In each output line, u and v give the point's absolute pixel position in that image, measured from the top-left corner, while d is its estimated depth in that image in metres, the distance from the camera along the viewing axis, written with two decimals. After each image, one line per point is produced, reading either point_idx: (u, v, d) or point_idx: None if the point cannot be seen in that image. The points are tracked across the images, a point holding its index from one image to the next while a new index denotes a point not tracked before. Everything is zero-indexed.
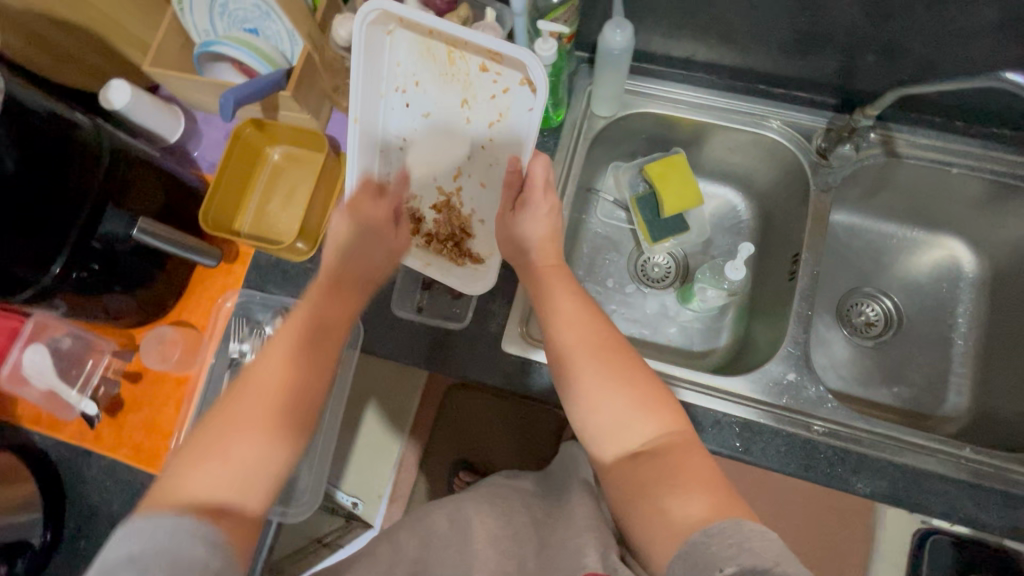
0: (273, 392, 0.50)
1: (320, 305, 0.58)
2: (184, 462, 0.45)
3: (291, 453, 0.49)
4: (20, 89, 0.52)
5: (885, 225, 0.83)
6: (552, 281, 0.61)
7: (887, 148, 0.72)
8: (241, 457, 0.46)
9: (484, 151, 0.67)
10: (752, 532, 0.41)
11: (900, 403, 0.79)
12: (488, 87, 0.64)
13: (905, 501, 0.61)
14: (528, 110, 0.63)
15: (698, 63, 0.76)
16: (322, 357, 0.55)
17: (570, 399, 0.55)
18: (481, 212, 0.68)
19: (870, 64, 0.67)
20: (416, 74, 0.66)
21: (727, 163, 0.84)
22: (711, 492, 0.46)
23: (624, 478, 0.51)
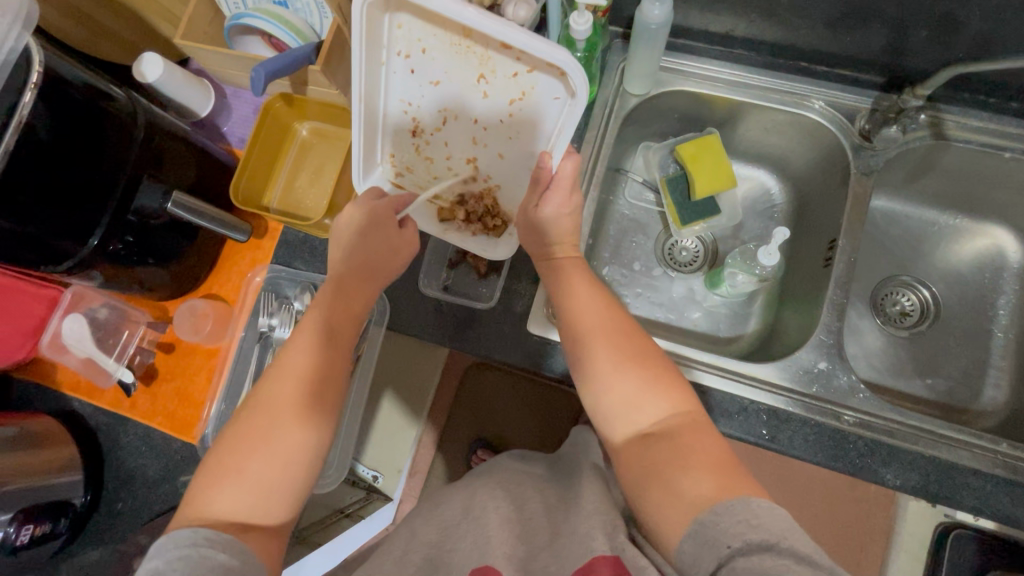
0: (282, 403, 0.52)
1: (325, 311, 0.59)
2: (208, 478, 0.49)
3: (312, 450, 0.52)
4: (60, 62, 0.52)
5: (926, 211, 0.80)
6: (568, 267, 0.61)
7: (936, 131, 0.69)
8: (258, 470, 0.49)
9: (502, 126, 0.61)
10: (759, 509, 0.43)
11: (934, 395, 0.77)
12: (509, 65, 0.56)
13: (937, 496, 0.60)
14: (555, 98, 0.57)
15: (737, 39, 0.72)
16: (329, 363, 0.55)
17: (581, 381, 0.56)
18: (499, 179, 0.65)
19: (922, 41, 0.63)
20: (422, 41, 0.57)
21: (762, 145, 0.82)
22: (720, 473, 0.47)
23: (632, 457, 0.51)
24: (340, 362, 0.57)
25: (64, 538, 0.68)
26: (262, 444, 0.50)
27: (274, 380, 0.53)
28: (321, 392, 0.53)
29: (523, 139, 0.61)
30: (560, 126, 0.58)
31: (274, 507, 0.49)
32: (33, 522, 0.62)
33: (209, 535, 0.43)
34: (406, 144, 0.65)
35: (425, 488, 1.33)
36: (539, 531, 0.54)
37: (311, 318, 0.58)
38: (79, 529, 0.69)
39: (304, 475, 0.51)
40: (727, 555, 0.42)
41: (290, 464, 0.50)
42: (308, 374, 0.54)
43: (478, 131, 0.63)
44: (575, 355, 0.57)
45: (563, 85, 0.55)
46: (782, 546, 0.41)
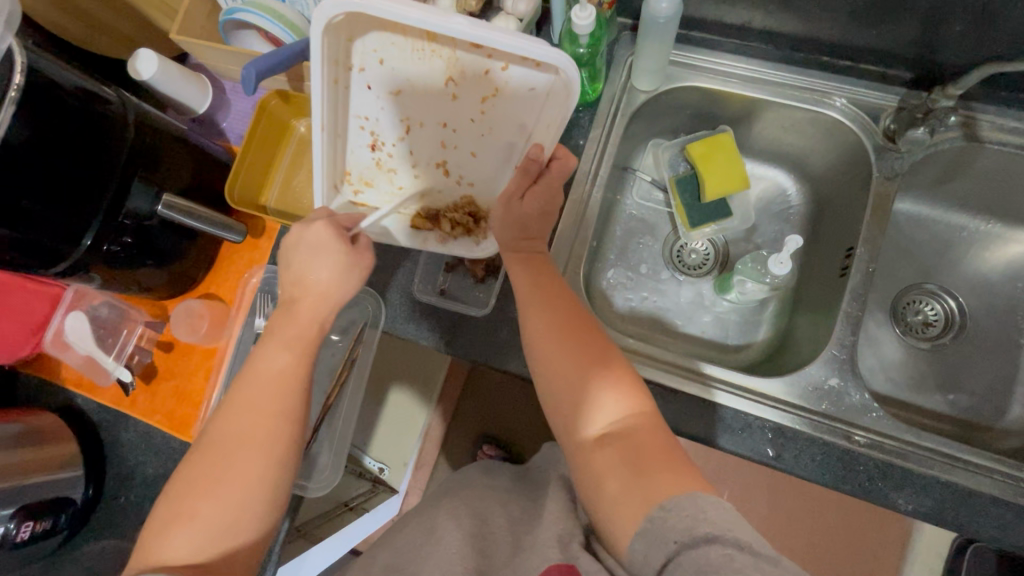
0: (232, 442, 0.49)
1: (284, 334, 0.53)
2: (164, 518, 0.48)
3: (268, 487, 0.49)
4: (46, 63, 0.51)
5: (955, 216, 0.75)
6: (530, 259, 0.60)
7: (968, 132, 0.64)
8: (210, 512, 0.47)
9: (473, 125, 0.61)
10: (707, 504, 0.44)
11: (955, 411, 0.73)
12: (477, 64, 0.57)
13: (950, 523, 0.57)
14: (528, 90, 0.57)
15: (754, 31, 0.68)
16: (284, 398, 0.51)
17: (540, 379, 0.55)
18: (471, 177, 0.63)
19: (955, 35, 0.58)
20: (380, 52, 0.57)
21: (780, 143, 0.77)
22: (669, 469, 0.48)
23: (588, 454, 0.51)
24: (300, 394, 0.52)
25: (68, 531, 0.68)
26: (213, 485, 0.48)
27: (228, 415, 0.51)
28: (273, 430, 0.50)
29: (496, 136, 0.61)
30: (540, 114, 0.58)
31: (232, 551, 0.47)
32: (33, 519, 0.63)
33: None
34: (367, 157, 0.63)
35: (431, 482, 1.33)
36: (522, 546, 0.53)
37: (267, 343, 0.53)
38: (81, 522, 0.70)
39: (260, 514, 0.49)
40: (674, 551, 0.43)
41: (244, 503, 0.48)
42: (260, 412, 0.50)
43: (447, 135, 0.62)
44: (530, 352, 0.56)
45: (535, 76, 0.56)
46: (727, 536, 0.42)
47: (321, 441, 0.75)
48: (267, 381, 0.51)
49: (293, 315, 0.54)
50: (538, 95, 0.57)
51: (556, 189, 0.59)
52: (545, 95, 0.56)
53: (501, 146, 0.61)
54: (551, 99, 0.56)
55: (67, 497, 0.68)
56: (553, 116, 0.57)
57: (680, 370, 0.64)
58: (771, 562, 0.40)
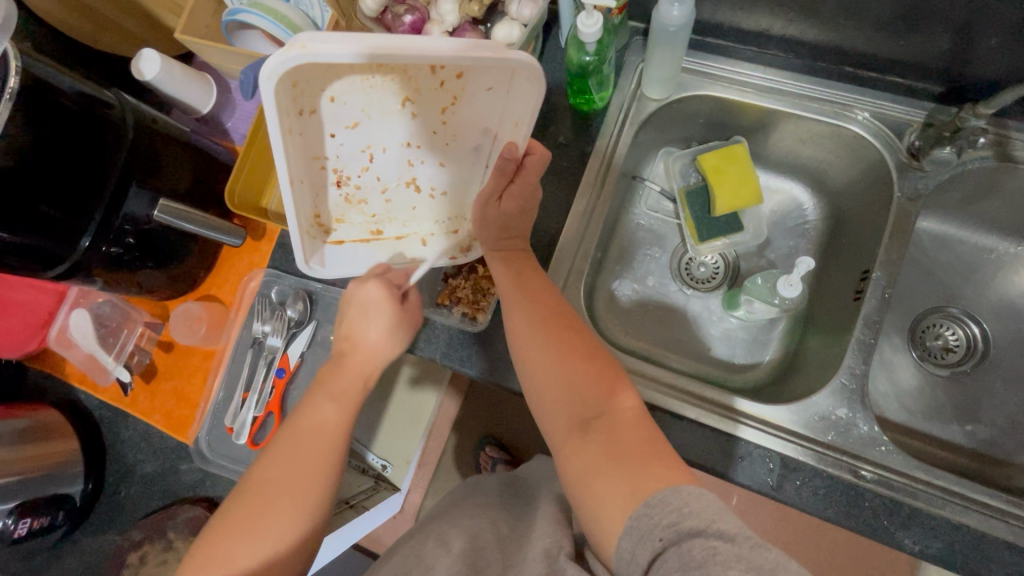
0: (278, 492, 0.48)
1: (331, 387, 0.55)
2: (193, 566, 0.46)
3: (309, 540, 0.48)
4: (41, 64, 0.51)
5: (982, 236, 0.71)
6: (516, 260, 0.60)
7: (999, 151, 0.60)
8: (247, 561, 0.45)
9: (436, 137, 0.59)
10: (689, 496, 0.41)
11: (973, 444, 0.69)
12: (432, 79, 0.53)
13: (962, 568, 0.54)
14: (488, 89, 0.54)
15: (773, 38, 0.64)
16: (331, 444, 0.52)
17: (527, 374, 0.55)
18: (441, 187, 0.63)
19: (991, 49, 0.54)
20: (328, 88, 0.53)
21: (797, 155, 0.74)
22: (653, 462, 0.45)
23: (572, 446, 0.49)
24: (342, 454, 0.52)
25: (63, 528, 0.70)
26: (250, 536, 0.46)
27: (268, 465, 0.50)
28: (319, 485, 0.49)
29: (463, 143, 0.60)
30: (508, 108, 0.55)
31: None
32: (32, 515, 0.64)
33: None
34: (336, 196, 0.61)
35: (432, 480, 1.33)
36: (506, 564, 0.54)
37: (314, 395, 0.55)
38: (79, 520, 0.71)
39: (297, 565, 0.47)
40: (660, 547, 0.40)
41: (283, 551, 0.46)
42: (306, 466, 0.50)
43: (411, 152, 0.61)
44: (518, 349, 0.55)
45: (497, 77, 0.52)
46: (711, 530, 0.39)
47: None
48: (312, 434, 0.52)
49: (339, 374, 0.56)
50: (501, 97, 0.55)
51: (533, 187, 0.59)
52: (509, 90, 0.53)
53: (468, 150, 0.61)
54: (513, 96, 0.54)
55: (65, 494, 0.69)
56: (527, 109, 0.54)
57: (680, 394, 0.62)
58: (755, 550, 0.37)
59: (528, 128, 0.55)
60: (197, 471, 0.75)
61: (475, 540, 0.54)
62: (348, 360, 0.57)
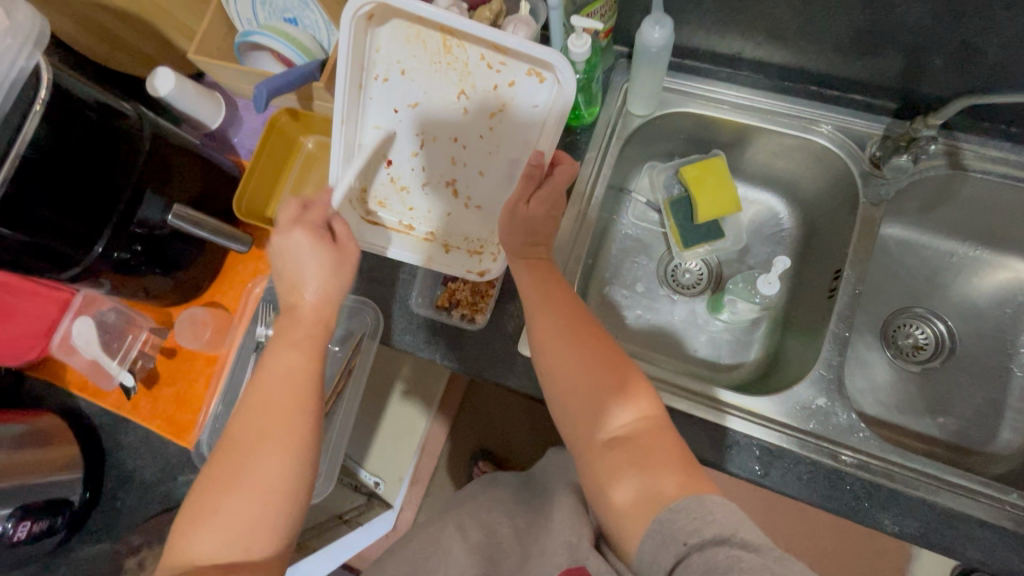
0: (262, 439, 0.51)
1: (291, 336, 0.55)
2: (189, 519, 0.50)
3: (300, 472, 0.51)
4: (69, 78, 0.54)
5: (944, 241, 0.77)
6: (535, 272, 0.62)
7: (951, 160, 0.66)
8: (238, 504, 0.49)
9: (482, 141, 0.65)
10: (713, 506, 0.44)
11: (946, 435, 0.73)
12: (487, 80, 0.63)
13: (937, 546, 0.57)
14: (534, 104, 0.63)
15: (744, 60, 0.71)
16: (302, 390, 0.53)
17: (550, 384, 0.56)
18: (478, 198, 0.67)
19: (937, 68, 0.61)
20: (402, 62, 0.64)
21: (771, 168, 0.80)
22: (673, 469, 0.48)
23: (596, 458, 0.51)
24: (314, 396, 0.53)
25: (63, 534, 0.71)
26: (237, 481, 0.50)
27: (246, 414, 0.52)
28: (295, 424, 0.52)
29: (504, 154, 0.65)
30: (546, 123, 0.62)
31: (260, 545, 0.49)
32: (30, 520, 0.64)
33: None
34: (385, 174, 0.68)
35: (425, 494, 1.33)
36: (505, 552, 0.56)
37: (277, 343, 0.55)
38: (78, 527, 0.73)
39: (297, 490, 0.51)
40: (684, 552, 0.43)
41: (272, 488, 0.50)
42: (278, 410, 0.52)
43: (458, 153, 0.66)
44: (542, 358, 0.57)
45: (542, 90, 0.62)
46: (735, 538, 0.42)
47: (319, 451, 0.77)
48: (280, 382, 0.53)
49: (297, 322, 0.56)
50: (541, 104, 0.63)
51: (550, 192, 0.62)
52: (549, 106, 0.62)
53: (507, 162, 0.65)
54: (553, 112, 0.62)
55: (65, 499, 0.70)
56: (559, 125, 0.61)
57: (670, 387, 0.65)
58: (778, 562, 0.40)
59: (552, 141, 0.62)
60: (199, 477, 0.76)
61: (493, 536, 0.58)
62: (302, 308, 0.56)
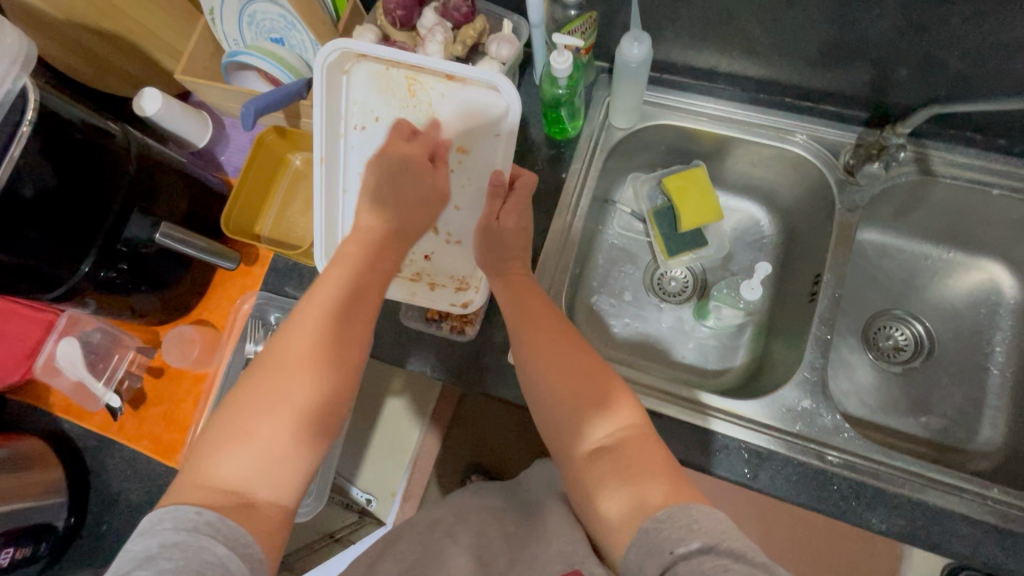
0: (307, 365, 0.49)
1: (349, 273, 0.56)
2: (214, 442, 0.46)
3: (333, 419, 0.50)
4: (57, 101, 0.54)
5: (919, 244, 0.79)
6: (520, 285, 0.63)
7: (921, 166, 0.69)
8: (271, 434, 0.46)
9: (454, 177, 0.67)
10: (698, 515, 0.45)
11: (929, 434, 0.75)
12: (449, 117, 0.65)
13: (923, 542, 0.59)
14: (496, 134, 0.65)
15: (720, 74, 0.73)
16: (347, 328, 0.53)
17: (536, 394, 0.56)
18: (456, 233, 0.68)
19: (903, 79, 0.63)
20: (375, 111, 0.65)
21: (750, 177, 0.82)
22: (660, 478, 0.49)
23: (584, 467, 0.52)
24: (354, 333, 0.53)
25: (44, 560, 0.71)
26: (275, 409, 0.47)
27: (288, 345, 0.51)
28: (340, 355, 0.51)
29: (474, 186, 0.67)
30: (507, 148, 0.64)
31: (281, 486, 0.45)
32: (14, 545, 0.65)
33: (212, 518, 0.40)
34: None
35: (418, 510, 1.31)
36: (496, 560, 0.56)
37: (332, 277, 0.56)
38: (60, 552, 0.73)
39: (330, 421, 0.49)
40: (670, 561, 0.43)
41: (305, 425, 0.47)
42: (321, 341, 0.51)
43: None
44: (528, 366, 0.57)
45: (499, 118, 0.64)
46: (721, 547, 0.42)
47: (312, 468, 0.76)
48: (325, 315, 0.53)
49: (362, 252, 0.59)
50: (502, 128, 0.64)
51: (528, 205, 0.64)
52: (508, 131, 0.64)
53: (478, 193, 0.67)
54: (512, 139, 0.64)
55: (49, 524, 0.71)
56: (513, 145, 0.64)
57: (659, 394, 0.66)
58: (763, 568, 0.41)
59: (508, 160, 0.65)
60: None
61: (483, 537, 0.58)
62: (374, 242, 0.60)
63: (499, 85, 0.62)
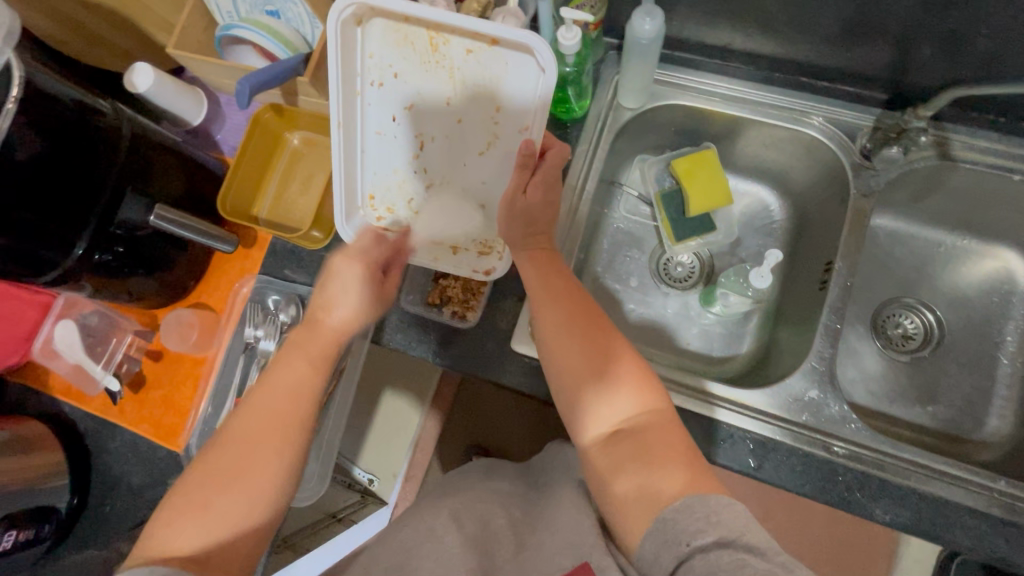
0: (260, 440, 0.50)
1: (306, 352, 0.56)
2: (173, 508, 0.48)
3: (274, 515, 0.50)
4: (43, 75, 0.51)
5: (932, 231, 0.77)
6: (535, 266, 0.61)
7: (941, 151, 0.67)
8: (223, 506, 0.48)
9: (478, 138, 0.65)
10: (718, 506, 0.44)
11: (934, 423, 0.74)
12: (473, 76, 0.62)
13: (930, 534, 0.58)
14: (527, 95, 0.62)
15: (735, 52, 0.70)
16: (299, 411, 0.53)
17: (553, 375, 0.56)
18: (482, 195, 0.67)
19: (928, 58, 0.61)
20: (393, 66, 0.63)
21: (762, 160, 0.79)
22: (677, 465, 0.48)
23: (600, 451, 0.52)
24: (313, 410, 0.54)
25: (49, 541, 0.71)
26: (230, 483, 0.49)
27: (246, 414, 0.52)
28: (286, 454, 0.51)
29: (500, 149, 0.65)
30: (537, 111, 0.61)
31: (235, 548, 0.47)
32: (17, 528, 0.64)
33: (166, 571, 0.43)
34: (389, 181, 0.68)
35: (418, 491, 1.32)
36: (501, 546, 0.55)
37: (288, 356, 0.56)
38: (64, 533, 0.72)
39: (279, 506, 0.50)
40: (686, 554, 0.43)
41: (257, 496, 0.49)
42: (281, 414, 0.52)
43: (457, 149, 0.66)
44: (546, 348, 0.56)
45: (530, 78, 0.61)
46: (739, 542, 0.42)
47: (311, 453, 0.75)
48: (283, 389, 0.53)
49: (312, 336, 0.57)
50: (531, 92, 0.61)
51: (539, 186, 0.62)
52: (539, 94, 0.61)
53: (503, 157, 0.65)
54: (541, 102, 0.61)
55: (52, 506, 0.70)
56: (545, 107, 0.61)
57: (665, 382, 0.65)
58: (784, 568, 0.40)
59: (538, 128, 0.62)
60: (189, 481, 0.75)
61: (491, 523, 0.58)
62: (319, 325, 0.58)
63: (530, 46, 0.58)
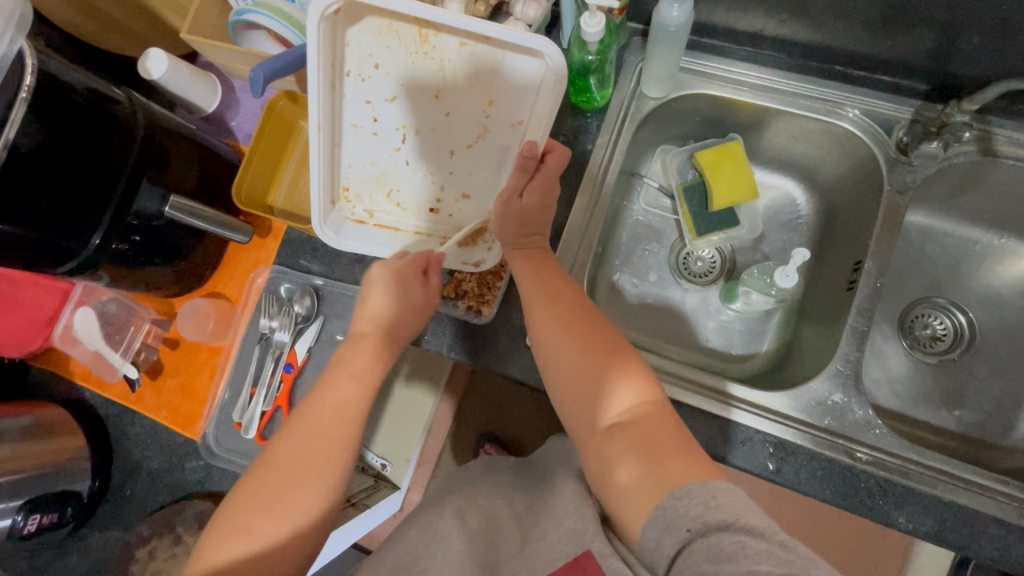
0: (304, 463, 0.50)
1: (353, 366, 0.56)
2: (218, 532, 0.48)
3: (316, 542, 0.50)
4: (56, 64, 0.50)
5: (969, 229, 0.74)
6: (535, 259, 0.60)
7: (983, 146, 0.63)
8: (266, 534, 0.48)
9: (468, 131, 0.63)
10: (717, 491, 0.43)
11: (961, 428, 0.72)
12: (465, 69, 0.61)
13: (949, 542, 0.57)
14: (525, 91, 0.61)
15: (766, 38, 0.67)
16: (344, 433, 0.53)
17: (550, 368, 0.55)
18: (468, 188, 0.65)
19: (974, 47, 0.57)
20: (375, 57, 0.61)
21: (790, 152, 0.76)
22: (679, 455, 0.47)
23: (600, 442, 0.50)
24: (357, 437, 0.53)
25: (70, 525, 0.72)
26: (269, 509, 0.48)
27: (293, 432, 0.52)
28: (328, 482, 0.50)
29: (492, 144, 0.63)
30: (537, 107, 0.61)
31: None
32: (39, 512, 0.66)
33: None
34: (368, 173, 0.65)
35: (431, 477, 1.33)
36: (506, 537, 0.55)
37: (335, 371, 0.56)
38: (83, 517, 0.73)
39: (319, 533, 0.50)
40: (687, 538, 0.42)
41: (298, 524, 0.48)
42: (327, 439, 0.52)
43: (444, 142, 0.64)
44: (544, 343, 0.56)
45: (528, 72, 0.60)
46: (738, 524, 0.41)
47: None
48: (329, 410, 0.53)
49: (360, 349, 0.57)
50: (528, 86, 0.60)
51: (553, 179, 0.60)
52: (540, 91, 0.60)
53: (496, 150, 0.63)
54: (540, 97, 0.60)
55: (74, 491, 0.71)
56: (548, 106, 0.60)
57: (684, 382, 0.63)
58: (784, 548, 0.39)
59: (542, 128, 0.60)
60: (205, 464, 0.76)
61: (498, 515, 0.58)
62: (368, 339, 0.58)
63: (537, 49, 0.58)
